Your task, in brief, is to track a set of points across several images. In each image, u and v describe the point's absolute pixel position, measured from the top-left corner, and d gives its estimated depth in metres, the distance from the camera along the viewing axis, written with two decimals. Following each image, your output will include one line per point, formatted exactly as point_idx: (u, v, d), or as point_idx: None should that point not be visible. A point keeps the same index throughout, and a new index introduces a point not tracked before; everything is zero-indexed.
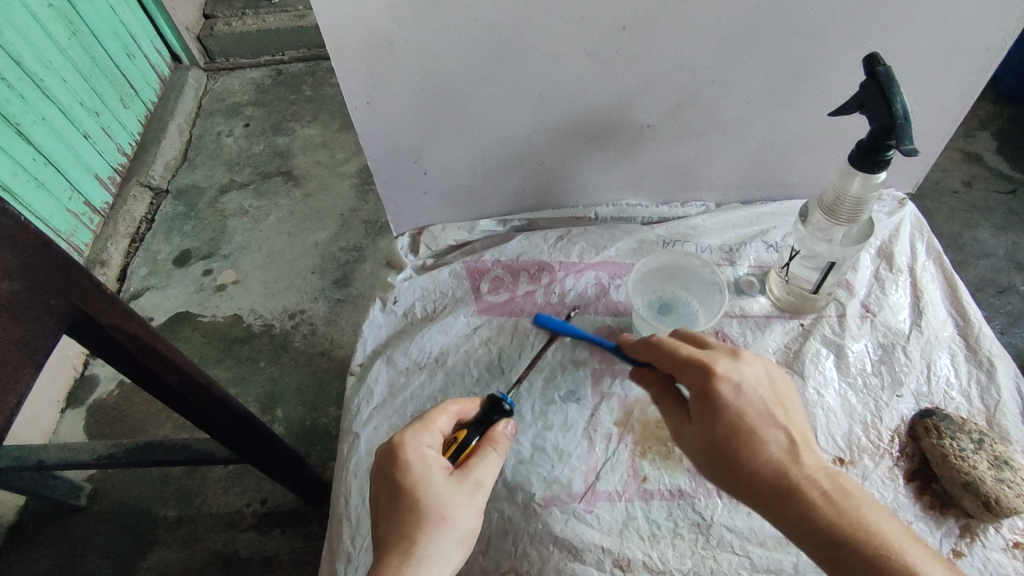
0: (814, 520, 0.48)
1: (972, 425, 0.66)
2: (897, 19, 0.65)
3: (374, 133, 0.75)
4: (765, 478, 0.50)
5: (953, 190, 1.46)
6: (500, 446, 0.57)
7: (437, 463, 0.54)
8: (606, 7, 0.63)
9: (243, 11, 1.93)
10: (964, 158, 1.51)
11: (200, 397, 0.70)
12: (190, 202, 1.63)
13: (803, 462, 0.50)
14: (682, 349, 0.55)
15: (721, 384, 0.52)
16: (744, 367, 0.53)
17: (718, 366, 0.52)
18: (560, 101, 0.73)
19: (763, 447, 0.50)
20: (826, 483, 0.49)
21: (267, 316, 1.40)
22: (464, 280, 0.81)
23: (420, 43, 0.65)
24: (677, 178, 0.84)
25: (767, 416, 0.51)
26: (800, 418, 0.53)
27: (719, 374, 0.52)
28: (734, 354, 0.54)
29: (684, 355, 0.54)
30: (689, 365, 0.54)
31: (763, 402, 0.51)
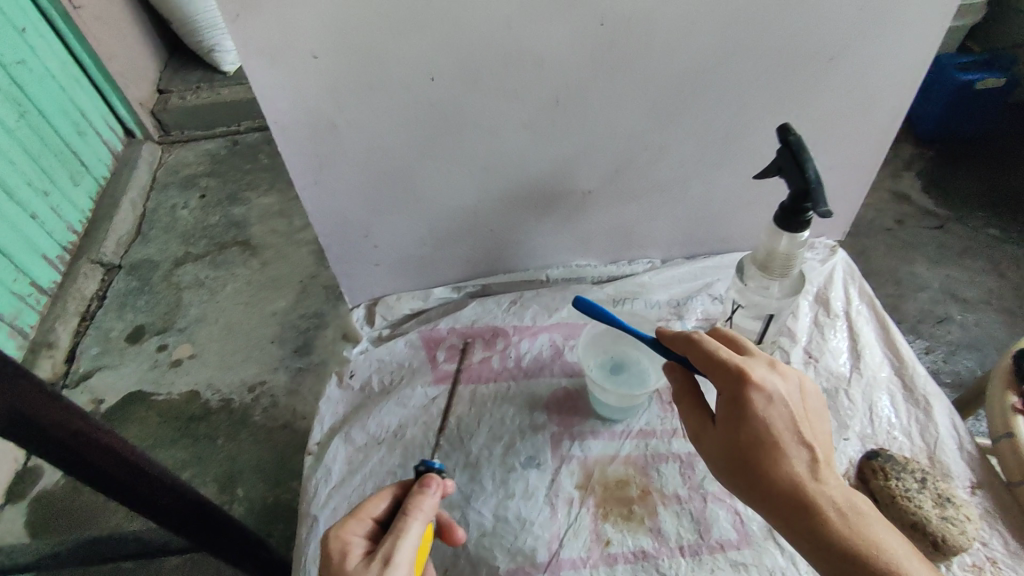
0: (828, 536, 0.49)
1: (915, 464, 0.68)
2: (805, 89, 0.72)
3: (323, 211, 0.77)
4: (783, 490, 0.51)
5: (886, 229, 1.62)
6: (416, 511, 0.54)
7: (349, 551, 0.52)
8: (537, 87, 0.67)
9: (197, 84, 1.96)
10: (895, 198, 1.69)
11: (149, 487, 0.68)
12: (144, 276, 1.61)
13: (825, 479, 0.51)
14: (719, 353, 0.55)
15: (755, 397, 0.52)
16: (778, 379, 0.54)
17: (754, 374, 0.53)
18: (502, 173, 0.76)
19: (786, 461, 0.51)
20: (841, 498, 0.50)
21: (225, 390, 1.37)
22: (420, 350, 0.81)
23: (362, 126, 0.68)
24: (622, 238, 0.88)
25: (789, 435, 0.52)
26: (828, 439, 0.54)
27: (754, 386, 0.52)
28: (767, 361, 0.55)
29: (722, 361, 0.54)
30: (724, 372, 0.54)
31: (791, 417, 0.52)
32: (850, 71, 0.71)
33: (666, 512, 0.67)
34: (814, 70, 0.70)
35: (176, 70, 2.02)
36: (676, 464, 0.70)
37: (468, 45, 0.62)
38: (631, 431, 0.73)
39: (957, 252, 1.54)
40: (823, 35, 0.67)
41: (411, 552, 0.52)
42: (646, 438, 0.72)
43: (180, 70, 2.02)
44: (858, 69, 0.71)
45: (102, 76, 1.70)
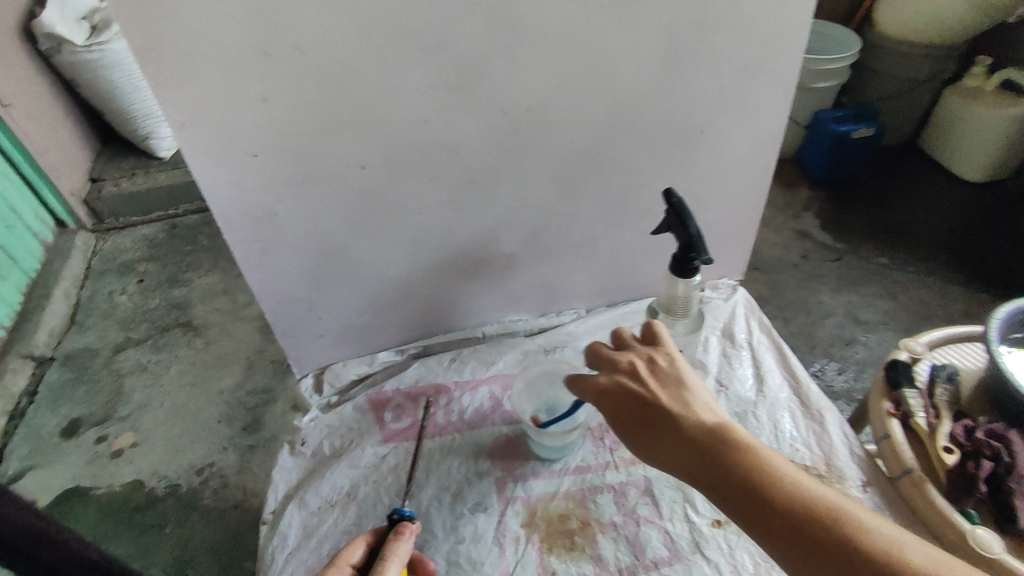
0: (720, 480, 0.55)
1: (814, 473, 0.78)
2: (683, 156, 0.85)
3: (268, 290, 0.83)
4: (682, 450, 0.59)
5: (794, 263, 1.81)
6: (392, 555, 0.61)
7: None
8: (456, 169, 0.77)
9: (132, 172, 2.00)
10: (798, 236, 1.90)
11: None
12: (81, 366, 1.59)
13: (691, 431, 0.58)
14: (580, 378, 0.68)
15: (614, 399, 0.64)
16: (630, 373, 0.65)
17: (607, 382, 0.65)
18: (433, 245, 0.85)
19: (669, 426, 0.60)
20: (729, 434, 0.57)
21: (171, 475, 1.35)
22: (367, 412, 0.86)
23: (300, 212, 0.75)
24: (548, 293, 0.97)
25: (652, 407, 0.62)
26: (698, 393, 0.62)
27: (612, 391, 0.65)
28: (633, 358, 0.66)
29: (583, 383, 0.68)
30: (587, 391, 0.67)
31: (649, 398, 0.62)
32: (718, 139, 0.85)
33: (604, 538, 0.73)
34: (689, 139, 0.84)
35: (109, 159, 2.05)
36: (610, 494, 0.77)
37: (393, 139, 0.72)
38: (569, 468, 0.80)
39: (854, 279, 1.75)
40: (690, 113, 0.81)
41: None
42: (582, 473, 0.79)
43: (113, 158, 2.05)
44: (724, 138, 0.85)
45: (33, 169, 1.73)
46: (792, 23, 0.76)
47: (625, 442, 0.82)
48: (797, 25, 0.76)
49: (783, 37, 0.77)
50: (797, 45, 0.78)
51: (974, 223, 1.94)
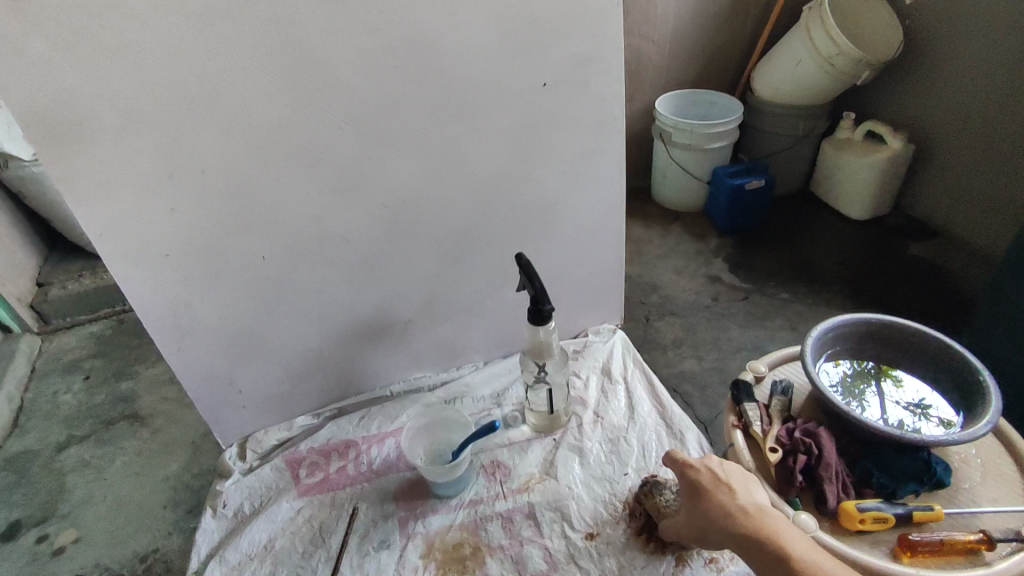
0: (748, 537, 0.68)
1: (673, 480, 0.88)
2: (545, 225, 1.02)
3: (189, 370, 0.93)
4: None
5: (706, 305, 1.93)
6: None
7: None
8: (349, 251, 0.91)
9: (78, 273, 2.17)
10: (709, 281, 2.03)
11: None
12: (21, 468, 1.67)
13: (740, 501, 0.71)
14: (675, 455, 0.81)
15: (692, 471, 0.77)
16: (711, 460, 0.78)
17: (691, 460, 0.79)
18: (337, 318, 0.98)
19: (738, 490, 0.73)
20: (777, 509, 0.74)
21: (114, 566, 1.40)
22: (284, 471, 0.96)
23: (212, 298, 0.88)
24: (449, 350, 1.10)
25: (720, 482, 0.74)
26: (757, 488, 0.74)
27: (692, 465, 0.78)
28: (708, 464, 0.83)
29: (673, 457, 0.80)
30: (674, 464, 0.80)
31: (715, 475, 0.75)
32: (573, 209, 1.02)
33: (492, 560, 0.83)
34: (547, 212, 1.01)
35: (56, 262, 2.22)
36: (498, 521, 0.88)
37: (289, 232, 0.86)
38: (464, 502, 0.91)
39: (761, 315, 1.86)
40: (544, 190, 0.98)
41: None
42: (476, 504, 0.90)
43: (61, 261, 2.22)
44: (577, 208, 1.02)
45: None
46: (610, 115, 0.95)
47: (513, 473, 0.94)
48: (615, 116, 0.96)
49: (606, 126, 0.96)
50: (619, 131, 0.97)
51: (878, 265, 2.01)
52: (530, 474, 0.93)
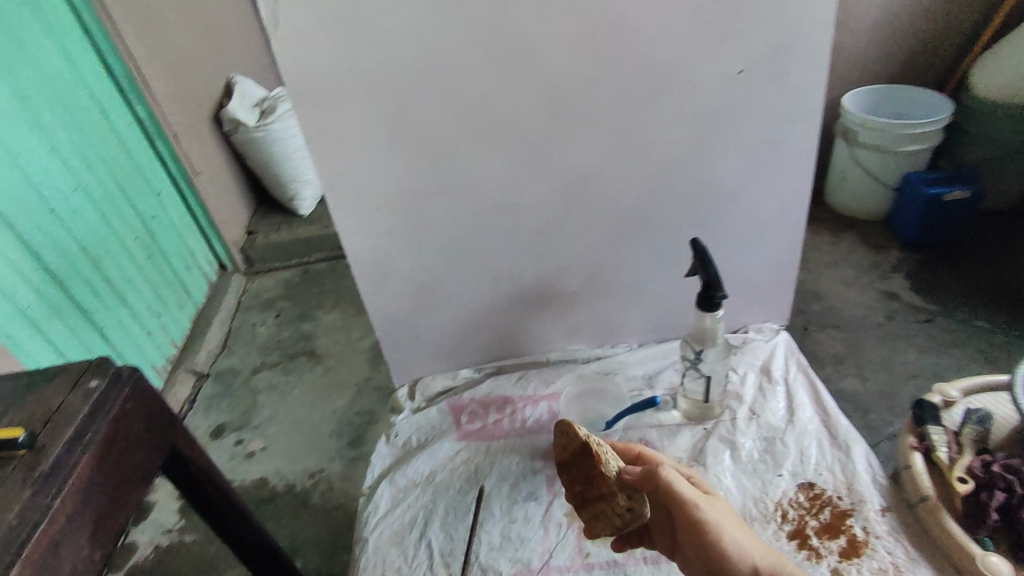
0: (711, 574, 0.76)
1: (822, 498, 0.86)
2: (720, 214, 1.01)
3: (381, 312, 1.06)
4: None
5: (879, 323, 1.75)
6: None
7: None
8: (528, 221, 0.98)
9: (279, 226, 2.57)
10: (885, 297, 1.83)
11: (232, 508, 0.97)
12: (227, 382, 2.04)
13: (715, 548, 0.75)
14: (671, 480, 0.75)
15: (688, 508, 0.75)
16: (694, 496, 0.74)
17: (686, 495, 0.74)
18: (509, 281, 1.05)
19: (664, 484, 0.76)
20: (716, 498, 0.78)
21: (290, 476, 1.70)
22: (447, 415, 1.06)
23: (409, 251, 0.99)
24: (605, 327, 1.14)
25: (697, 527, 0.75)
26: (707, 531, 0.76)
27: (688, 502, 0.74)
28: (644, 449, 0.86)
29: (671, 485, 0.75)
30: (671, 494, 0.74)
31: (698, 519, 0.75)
32: (752, 199, 1.00)
33: None
34: (725, 200, 1.00)
35: (263, 215, 2.65)
36: None
37: (480, 199, 0.95)
38: None
39: (946, 342, 1.65)
40: (726, 179, 0.97)
41: None
42: None
43: (266, 215, 2.65)
44: (756, 200, 1.00)
45: (209, 224, 2.33)
46: (807, 105, 0.91)
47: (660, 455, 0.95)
48: (813, 107, 0.91)
49: (801, 117, 0.92)
50: (815, 123, 0.93)
51: None
52: (678, 458, 0.94)
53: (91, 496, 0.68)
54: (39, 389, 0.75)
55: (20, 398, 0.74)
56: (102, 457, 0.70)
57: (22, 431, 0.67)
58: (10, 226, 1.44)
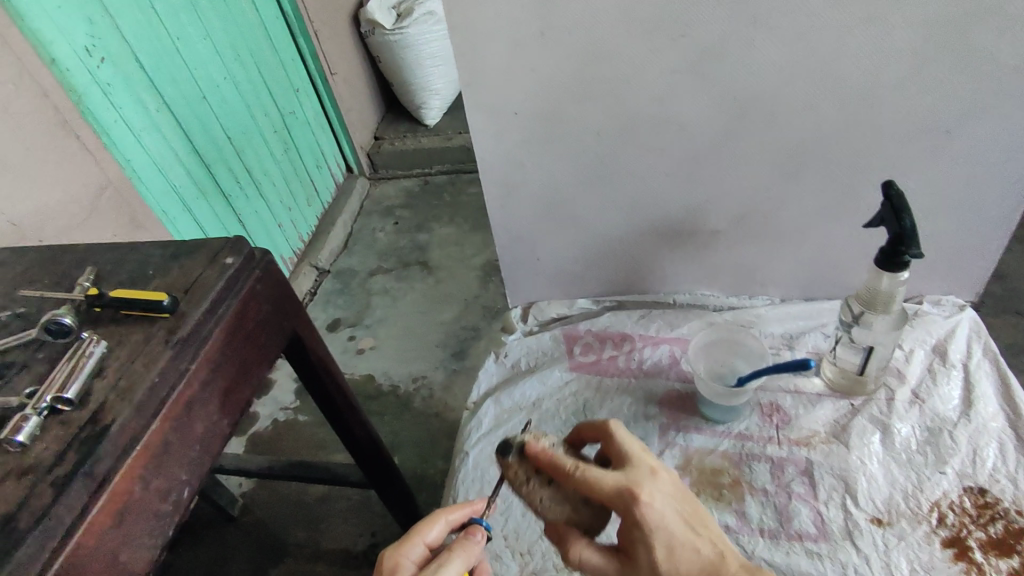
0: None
1: (994, 510, 0.73)
2: (920, 158, 0.83)
3: (504, 227, 1.01)
4: (679, 509, 0.62)
5: None
6: (466, 554, 0.64)
7: (401, 567, 0.66)
8: (679, 144, 0.86)
9: (405, 134, 2.59)
10: None
11: (343, 397, 1.01)
12: (346, 280, 2.15)
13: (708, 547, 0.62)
14: (604, 479, 0.62)
15: (645, 505, 0.60)
16: (659, 490, 0.62)
17: (639, 490, 0.61)
18: (646, 210, 0.95)
19: (584, 561, 0.65)
20: (656, 556, 0.61)
21: (395, 377, 1.77)
22: (561, 343, 1.01)
23: (541, 165, 0.92)
24: (746, 276, 1.02)
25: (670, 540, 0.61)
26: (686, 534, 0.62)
27: (641, 496, 0.61)
28: (577, 475, 0.63)
29: (609, 483, 0.62)
30: (615, 493, 0.61)
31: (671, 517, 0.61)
32: (969, 143, 0.81)
33: (752, 499, 0.78)
34: (931, 141, 0.81)
35: (391, 122, 2.68)
36: (767, 465, 0.81)
37: (629, 112, 0.84)
38: (730, 432, 0.85)
39: None
40: (938, 113, 0.78)
41: None
42: (743, 439, 0.84)
43: (394, 123, 2.67)
44: (975, 144, 0.80)
45: (341, 126, 2.38)
46: None
47: (793, 423, 0.84)
48: None
49: None
50: None
51: None
52: (814, 431, 0.83)
53: (221, 366, 0.70)
54: (183, 258, 0.78)
55: (166, 265, 0.77)
56: (233, 331, 0.72)
57: (166, 295, 0.69)
58: (168, 107, 1.53)
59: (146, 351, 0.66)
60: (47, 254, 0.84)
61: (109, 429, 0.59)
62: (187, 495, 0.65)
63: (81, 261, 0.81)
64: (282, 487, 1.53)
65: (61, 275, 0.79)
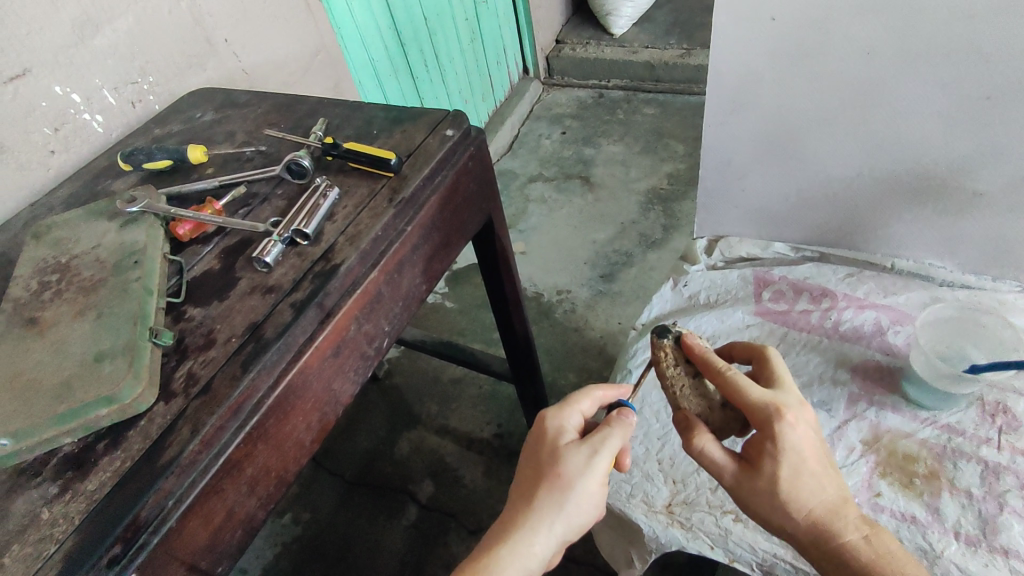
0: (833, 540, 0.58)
1: None
2: None
3: (717, 147, 0.94)
4: (817, 444, 0.58)
5: None
6: (630, 426, 0.60)
7: (563, 430, 0.61)
8: (972, 79, 0.71)
9: (588, 42, 2.47)
10: None
11: (512, 290, 1.02)
12: (505, 182, 2.16)
13: (830, 493, 0.59)
14: (751, 391, 0.59)
15: (789, 431, 0.57)
16: (806, 423, 0.58)
17: (787, 412, 0.57)
18: (896, 154, 0.82)
19: (704, 454, 0.61)
20: (781, 475, 0.57)
21: (540, 286, 1.79)
22: (749, 284, 0.95)
23: (783, 83, 0.81)
24: (994, 252, 0.87)
25: (798, 471, 0.57)
26: (818, 476, 0.58)
27: (788, 420, 0.57)
28: (726, 375, 0.61)
29: (756, 397, 0.58)
30: (759, 407, 0.58)
31: (809, 451, 0.57)
32: None
33: (951, 499, 0.70)
34: None
35: (575, 27, 2.55)
36: (978, 467, 0.71)
37: (918, 33, 0.69)
38: (936, 421, 0.76)
39: None
40: None
41: (614, 454, 0.58)
42: (952, 433, 0.75)
43: (578, 28, 2.55)
44: None
45: (528, 24, 2.31)
46: None
47: (1022, 431, 0.73)
48: None
49: None
50: None
51: None
52: None
53: (430, 234, 0.72)
54: (405, 124, 0.80)
55: (389, 128, 0.80)
56: (444, 203, 0.74)
57: (393, 155, 0.71)
58: None
59: (371, 206, 0.68)
60: (284, 101, 0.90)
61: (339, 269, 0.62)
62: (387, 345, 0.69)
63: (313, 113, 0.86)
64: (423, 362, 1.65)
65: (295, 123, 0.85)
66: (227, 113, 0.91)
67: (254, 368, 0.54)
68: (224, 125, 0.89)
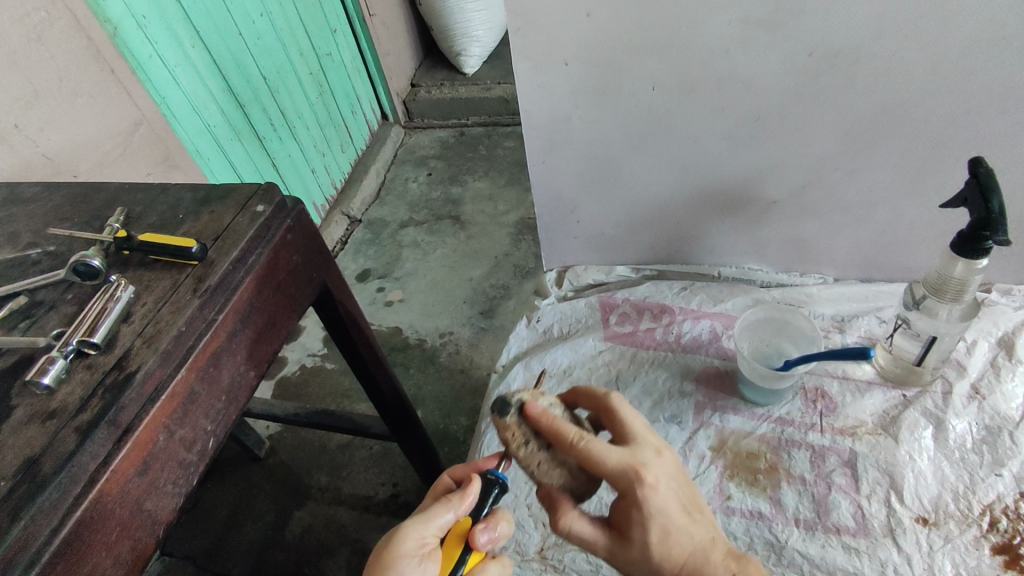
0: None
1: None
2: (1010, 133, 0.75)
3: (546, 185, 0.97)
4: (680, 492, 0.59)
5: None
6: (453, 502, 0.60)
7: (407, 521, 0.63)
8: (742, 104, 0.79)
9: (442, 83, 2.51)
10: None
11: (371, 351, 0.99)
12: (376, 231, 2.12)
13: (698, 539, 0.60)
14: (608, 458, 0.57)
15: (649, 492, 0.57)
16: (663, 476, 0.58)
17: (645, 472, 0.57)
18: (698, 174, 0.89)
19: (574, 527, 0.61)
20: (649, 537, 0.58)
21: (422, 331, 1.76)
22: (596, 311, 0.99)
23: (590, 121, 0.86)
24: (799, 251, 0.97)
25: (667, 529, 0.58)
26: (686, 526, 0.59)
27: (647, 482, 0.56)
28: (579, 448, 0.57)
29: (614, 464, 0.57)
30: (618, 474, 0.57)
31: (672, 506, 0.58)
32: None
33: (789, 488, 0.76)
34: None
35: (428, 70, 2.59)
36: (807, 452, 0.79)
37: (689, 68, 0.76)
38: (770, 416, 0.82)
39: None
40: None
41: (422, 525, 0.58)
42: (784, 424, 0.82)
43: (431, 70, 2.59)
44: None
45: (378, 71, 2.31)
46: None
47: (839, 412, 0.82)
48: None
49: None
50: None
51: None
52: (861, 421, 0.81)
53: (250, 317, 0.68)
54: (213, 204, 0.75)
55: (196, 209, 0.75)
56: (263, 282, 0.69)
57: (195, 242, 0.67)
58: (203, 43, 1.47)
59: (173, 299, 0.64)
60: (79, 190, 0.83)
61: (135, 376, 0.57)
62: (213, 445, 0.64)
63: (113, 201, 0.79)
64: (307, 433, 1.55)
65: (92, 215, 0.78)
66: (11, 212, 0.81)
67: (27, 515, 0.48)
68: (7, 225, 0.80)
